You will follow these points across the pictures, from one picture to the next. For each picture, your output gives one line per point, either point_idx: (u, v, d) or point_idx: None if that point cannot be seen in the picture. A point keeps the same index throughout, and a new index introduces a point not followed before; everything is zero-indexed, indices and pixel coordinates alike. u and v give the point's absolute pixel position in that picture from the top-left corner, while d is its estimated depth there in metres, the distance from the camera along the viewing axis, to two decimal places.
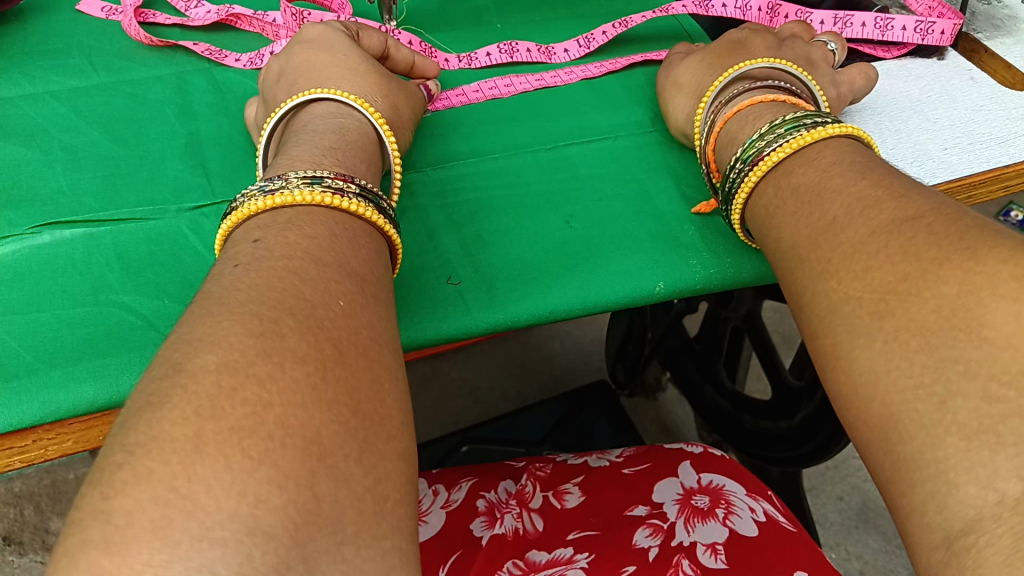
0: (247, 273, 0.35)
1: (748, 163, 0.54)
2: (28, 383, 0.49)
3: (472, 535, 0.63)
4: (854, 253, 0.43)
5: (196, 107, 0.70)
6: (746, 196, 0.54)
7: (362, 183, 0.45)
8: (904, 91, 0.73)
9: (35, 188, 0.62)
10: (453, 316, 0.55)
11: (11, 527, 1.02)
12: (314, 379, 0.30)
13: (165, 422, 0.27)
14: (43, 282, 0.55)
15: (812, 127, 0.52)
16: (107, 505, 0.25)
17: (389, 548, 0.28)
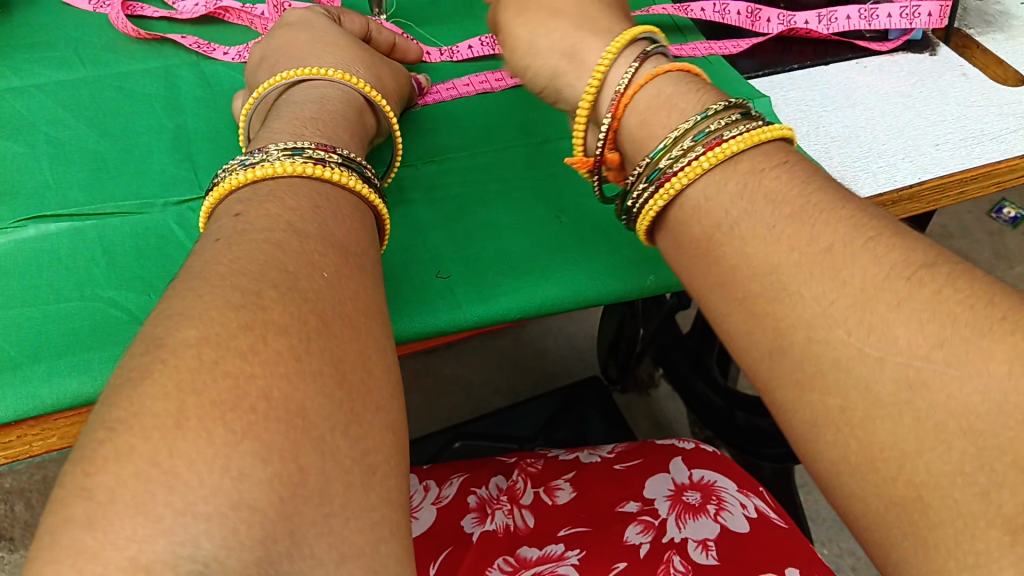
0: (228, 248, 0.35)
1: (701, 142, 0.42)
2: (11, 379, 0.49)
3: (463, 533, 0.63)
4: (816, 262, 0.35)
5: (183, 100, 0.70)
6: (686, 185, 0.42)
7: (344, 153, 0.45)
8: (893, 87, 0.72)
9: (20, 183, 0.61)
10: (442, 311, 0.55)
11: (0, 523, 1.00)
12: (298, 351, 0.30)
13: (146, 397, 0.27)
14: (27, 275, 0.55)
15: (769, 123, 0.42)
16: (88, 482, 0.24)
17: (378, 521, 0.28)
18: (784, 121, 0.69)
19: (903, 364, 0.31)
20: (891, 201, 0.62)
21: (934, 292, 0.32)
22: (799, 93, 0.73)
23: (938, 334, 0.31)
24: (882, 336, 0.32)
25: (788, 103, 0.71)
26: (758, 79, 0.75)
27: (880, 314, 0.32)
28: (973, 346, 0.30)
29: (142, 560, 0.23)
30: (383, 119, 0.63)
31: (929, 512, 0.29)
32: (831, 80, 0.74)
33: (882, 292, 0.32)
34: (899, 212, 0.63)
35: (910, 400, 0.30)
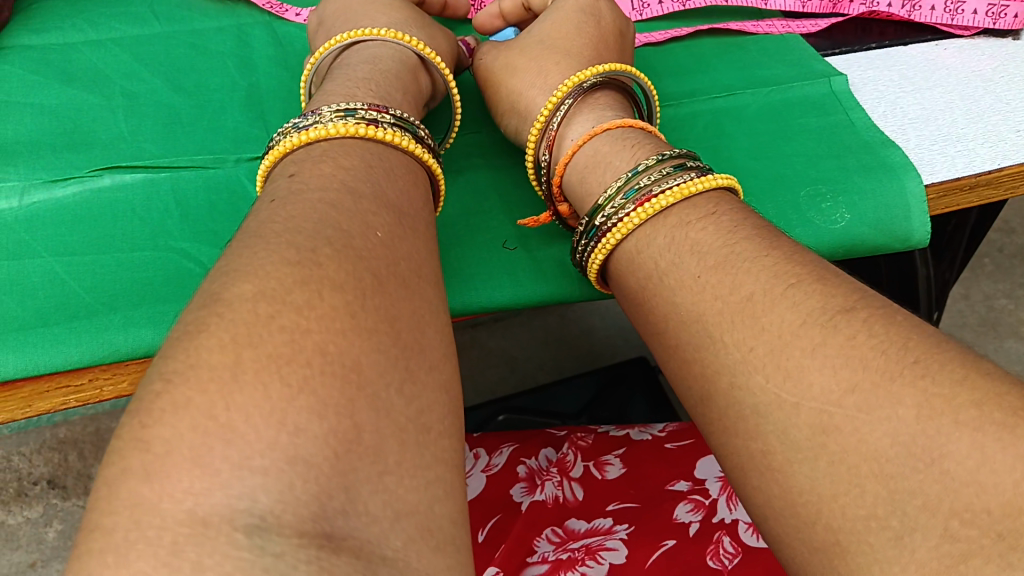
0: (283, 206, 0.35)
1: (632, 199, 0.46)
2: (87, 325, 0.49)
3: (513, 502, 0.63)
4: (733, 312, 0.38)
5: (257, 59, 0.70)
6: (620, 239, 0.46)
7: (397, 112, 0.45)
8: (976, 71, 0.70)
9: (95, 133, 0.61)
10: (507, 285, 0.53)
11: (55, 471, 1.02)
12: (353, 308, 0.29)
13: (203, 350, 0.26)
14: (101, 225, 0.55)
15: (701, 174, 0.45)
16: (145, 434, 0.24)
17: (432, 480, 0.28)
18: (862, 102, 0.67)
19: (817, 409, 0.33)
20: (965, 186, 0.59)
21: (849, 338, 0.34)
22: (876, 72, 0.70)
23: (851, 379, 0.33)
24: (796, 383, 0.34)
25: (866, 83, 0.69)
26: (835, 56, 0.73)
27: (795, 360, 0.34)
28: (883, 391, 0.32)
29: (199, 514, 0.23)
30: (437, 78, 0.62)
31: (847, 556, 0.31)
32: (910, 61, 0.71)
33: (798, 341, 0.35)
34: (974, 199, 0.60)
35: (826, 444, 0.32)
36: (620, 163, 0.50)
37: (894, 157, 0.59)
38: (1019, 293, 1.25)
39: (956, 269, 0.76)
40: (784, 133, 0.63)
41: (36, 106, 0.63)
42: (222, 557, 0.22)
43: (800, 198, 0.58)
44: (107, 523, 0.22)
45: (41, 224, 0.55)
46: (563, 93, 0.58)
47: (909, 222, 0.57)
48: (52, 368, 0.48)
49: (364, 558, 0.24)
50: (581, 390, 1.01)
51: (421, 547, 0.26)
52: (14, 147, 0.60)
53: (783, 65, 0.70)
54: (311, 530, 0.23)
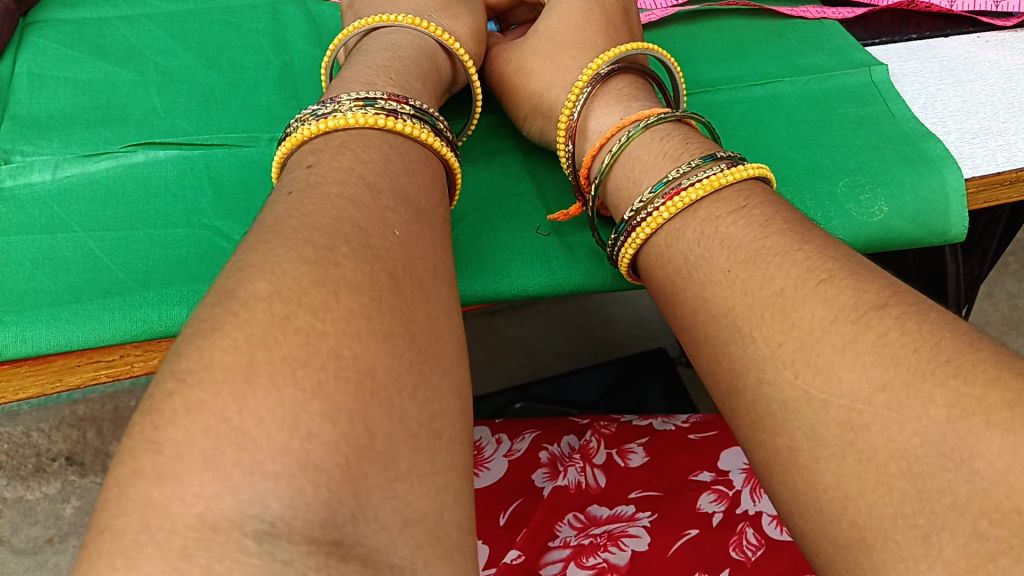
0: (299, 200, 0.35)
1: (661, 192, 0.45)
2: (120, 300, 0.49)
3: (535, 486, 0.64)
4: (766, 306, 0.37)
5: (290, 37, 0.70)
6: (650, 234, 0.46)
7: (416, 103, 0.44)
8: (1017, 64, 0.69)
9: (128, 108, 0.62)
10: (540, 271, 0.53)
11: (73, 448, 1.03)
12: (369, 311, 0.29)
13: (217, 350, 0.26)
14: (134, 201, 0.55)
15: (732, 164, 0.44)
16: (157, 435, 0.24)
17: (442, 486, 0.28)
18: (903, 93, 0.66)
19: (845, 405, 0.32)
20: (1003, 182, 0.59)
21: (881, 334, 0.33)
22: (917, 64, 0.69)
23: (882, 377, 0.32)
24: (827, 378, 0.33)
25: (906, 74, 0.68)
26: (875, 46, 0.72)
27: (825, 356, 0.34)
28: (914, 389, 0.31)
29: (209, 518, 0.23)
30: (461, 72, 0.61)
31: (875, 553, 0.30)
32: (951, 53, 0.70)
33: (830, 334, 0.34)
34: (1012, 194, 0.59)
35: (853, 441, 0.32)
36: (648, 155, 0.50)
37: (934, 150, 0.59)
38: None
39: (987, 266, 0.74)
40: (823, 122, 0.62)
41: (69, 80, 0.63)
42: (231, 563, 0.22)
43: (838, 188, 0.57)
44: (117, 524, 0.22)
45: (73, 199, 0.55)
46: (585, 82, 0.57)
47: (946, 216, 0.56)
48: (85, 343, 0.48)
49: (372, 567, 0.24)
50: (600, 381, 1.01)
51: (429, 554, 0.26)
52: (47, 120, 0.60)
53: (823, 54, 0.69)
54: (320, 537, 0.23)
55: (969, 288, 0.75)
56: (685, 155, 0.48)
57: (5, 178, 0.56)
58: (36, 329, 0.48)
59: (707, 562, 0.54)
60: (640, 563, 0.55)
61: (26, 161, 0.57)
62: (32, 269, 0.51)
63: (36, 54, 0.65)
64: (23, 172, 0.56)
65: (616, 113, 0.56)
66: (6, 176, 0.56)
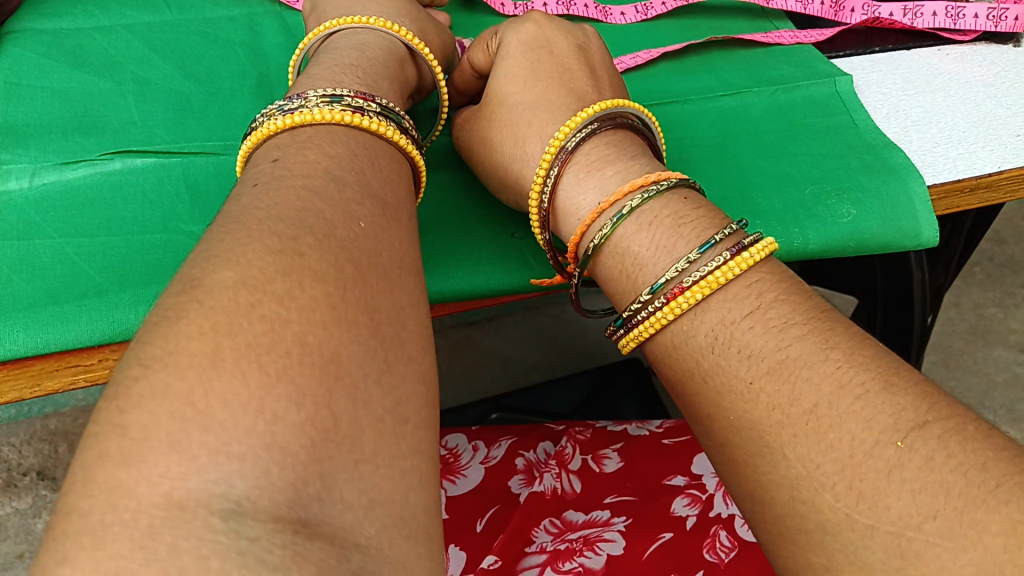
0: (265, 193, 0.35)
1: (661, 292, 0.41)
2: (98, 302, 0.49)
3: (511, 493, 0.65)
4: (798, 423, 0.35)
5: (267, 47, 0.71)
6: (655, 331, 0.42)
7: (383, 102, 0.45)
8: (977, 76, 0.70)
9: (106, 117, 0.62)
10: (517, 271, 0.54)
11: (44, 463, 1.07)
12: (334, 299, 0.30)
13: (181, 336, 0.27)
14: (111, 207, 0.55)
15: (735, 251, 0.41)
16: (122, 419, 0.24)
17: (408, 470, 0.28)
18: (866, 104, 0.67)
19: (893, 532, 0.31)
20: (966, 188, 0.60)
21: (927, 459, 0.32)
22: (880, 76, 0.71)
23: (931, 505, 0.31)
24: (871, 505, 0.32)
25: (870, 86, 0.69)
26: (839, 59, 0.73)
27: (869, 482, 0.32)
28: (967, 518, 0.30)
29: (176, 497, 0.23)
30: (426, 72, 0.62)
31: None
32: (912, 64, 0.72)
33: (873, 460, 0.33)
34: (973, 200, 0.61)
35: (903, 568, 0.30)
36: (640, 246, 0.44)
37: (897, 159, 0.60)
38: (1009, 302, 1.27)
39: (951, 274, 0.76)
40: (788, 131, 0.64)
41: (47, 89, 0.63)
42: (198, 540, 0.22)
43: (805, 195, 0.58)
44: (82, 506, 0.23)
45: (50, 206, 0.55)
46: (549, 161, 0.50)
47: (917, 222, 0.57)
48: (64, 345, 0.48)
49: (338, 545, 0.24)
50: (572, 393, 1.01)
51: (394, 535, 0.26)
52: (25, 129, 0.60)
53: (789, 65, 0.71)
54: (287, 515, 0.24)
55: (935, 296, 0.77)
56: (685, 241, 0.43)
57: None
58: (14, 333, 0.47)
59: (681, 563, 0.55)
60: (616, 566, 0.56)
61: (4, 170, 0.57)
62: (10, 274, 0.51)
63: (12, 63, 0.65)
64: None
65: (597, 186, 0.48)
66: None
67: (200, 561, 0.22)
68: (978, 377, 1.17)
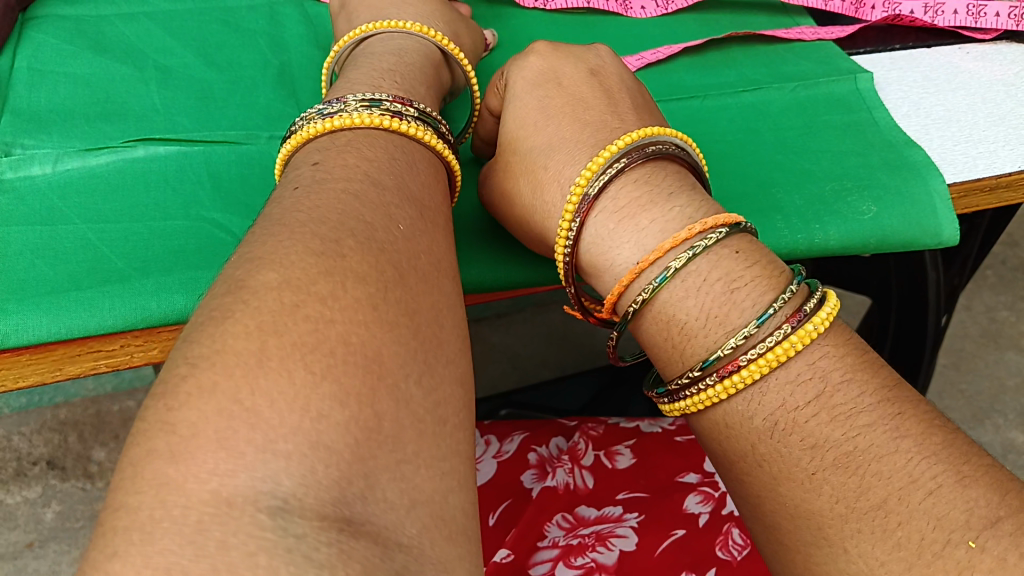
0: (306, 195, 0.35)
1: (716, 368, 0.39)
2: (121, 289, 0.49)
3: (524, 488, 0.65)
4: (863, 517, 0.35)
5: (289, 37, 0.71)
6: (705, 404, 0.40)
7: (421, 106, 0.45)
8: (998, 76, 0.70)
9: (128, 104, 0.62)
10: (547, 265, 0.54)
11: (55, 452, 1.08)
12: (375, 300, 0.30)
13: (228, 336, 0.27)
14: (133, 194, 0.55)
15: (796, 324, 0.39)
16: (170, 417, 0.25)
17: (447, 470, 0.28)
18: (887, 101, 0.67)
19: None
20: (987, 186, 0.60)
21: (1000, 560, 0.32)
22: (901, 73, 0.71)
23: None
24: None
25: (890, 82, 0.69)
26: (860, 55, 0.73)
27: None
28: None
29: (224, 494, 0.23)
30: (458, 74, 0.62)
31: None
32: (933, 63, 0.72)
33: (943, 559, 0.33)
34: (995, 200, 0.61)
35: None
36: (687, 312, 0.41)
37: (917, 157, 0.60)
38: (1020, 306, 1.27)
39: (966, 275, 0.76)
40: (811, 129, 0.64)
41: (70, 75, 0.64)
42: (247, 537, 0.22)
43: (826, 191, 0.58)
44: (132, 501, 0.23)
45: (73, 192, 0.55)
46: (574, 205, 0.46)
47: (938, 219, 0.57)
48: (87, 331, 0.48)
49: (381, 544, 0.24)
50: (581, 390, 1.02)
51: (435, 534, 0.26)
52: (47, 115, 0.60)
53: (811, 62, 0.71)
54: (331, 514, 0.24)
55: (949, 296, 0.77)
56: (740, 308, 0.40)
57: (4, 170, 0.55)
58: (37, 319, 0.47)
59: (694, 560, 0.56)
60: (628, 562, 0.56)
61: (26, 155, 0.57)
62: (31, 258, 0.51)
63: (36, 50, 0.65)
64: (22, 164, 0.56)
65: (632, 236, 0.44)
66: (6, 168, 0.56)
67: (249, 558, 0.22)
68: (989, 381, 1.17)
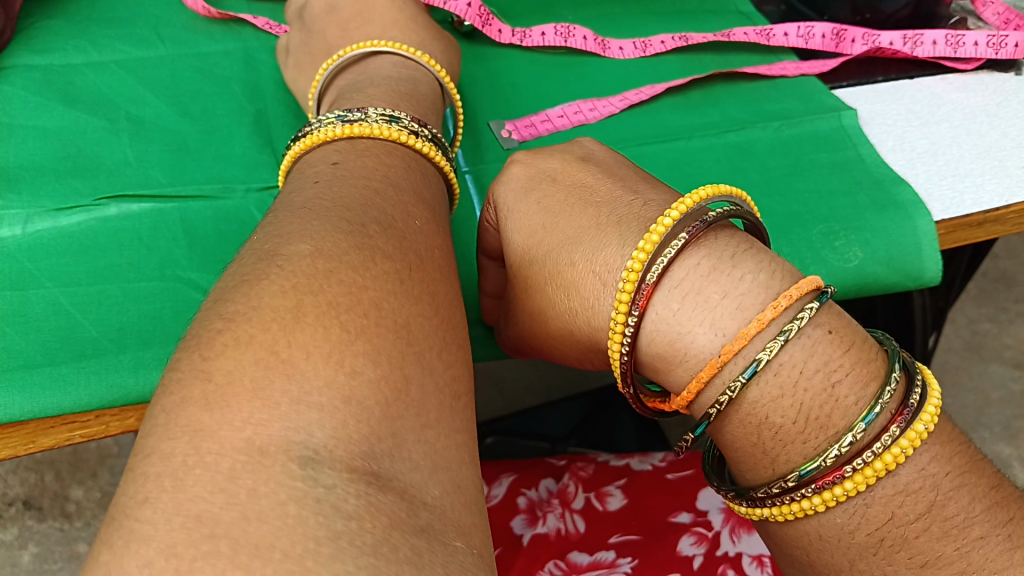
0: (328, 188, 0.36)
1: (817, 478, 0.34)
2: (97, 365, 0.48)
3: (514, 535, 0.64)
4: None
5: (264, 83, 0.70)
6: (801, 511, 0.36)
7: (433, 129, 0.46)
8: (979, 105, 0.73)
9: (99, 158, 0.61)
10: None
11: (30, 492, 1.06)
12: (402, 277, 0.31)
13: (263, 294, 0.28)
14: (107, 255, 0.54)
15: (902, 425, 0.34)
16: (207, 365, 0.26)
17: (461, 443, 0.29)
18: (871, 136, 0.69)
19: None
20: (975, 222, 0.62)
21: None
22: (884, 107, 0.73)
23: None
24: None
25: (875, 117, 0.71)
26: (844, 89, 0.76)
27: None
28: None
29: (257, 442, 0.24)
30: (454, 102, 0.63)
31: None
32: (915, 95, 0.74)
33: None
34: (982, 233, 0.63)
35: None
36: (783, 414, 0.35)
37: (903, 195, 0.62)
38: (1002, 318, 1.29)
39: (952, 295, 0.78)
40: (794, 169, 0.65)
41: (37, 129, 0.62)
42: (277, 486, 0.23)
43: (813, 236, 0.59)
44: (165, 447, 0.24)
45: (43, 253, 0.54)
46: (628, 292, 0.38)
47: (921, 260, 0.59)
48: (60, 410, 0.47)
49: (408, 500, 0.25)
50: (569, 416, 1.01)
51: (456, 500, 0.27)
52: (16, 172, 0.59)
53: (794, 99, 0.73)
54: (360, 468, 0.24)
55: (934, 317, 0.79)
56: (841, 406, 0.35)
57: None
58: (11, 398, 0.47)
59: None
60: None
61: None
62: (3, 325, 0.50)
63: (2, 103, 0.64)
64: None
65: (704, 317, 0.36)
66: None
67: (279, 507, 0.22)
68: (973, 394, 1.19)
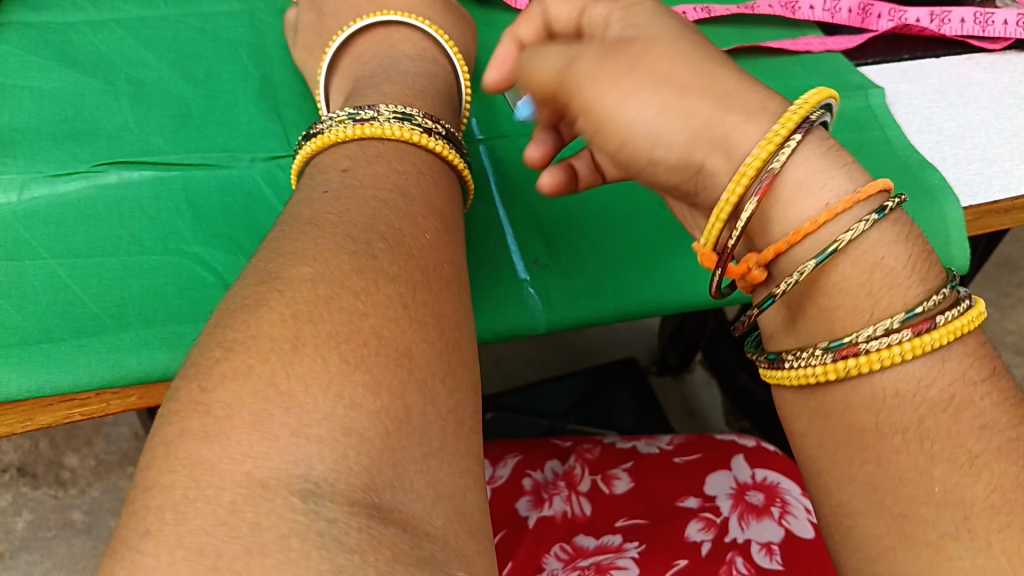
0: (335, 199, 0.36)
1: (913, 324, 0.36)
2: (98, 343, 0.48)
3: (520, 517, 0.63)
4: None
5: (272, 50, 0.69)
6: (884, 364, 0.36)
7: (447, 126, 0.45)
8: (1007, 86, 0.72)
9: (99, 121, 0.60)
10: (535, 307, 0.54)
11: (26, 458, 1.06)
12: (405, 299, 0.31)
13: (264, 322, 0.28)
14: (108, 226, 0.54)
15: (969, 302, 0.38)
16: (204, 398, 0.26)
17: (465, 467, 0.29)
18: (898, 117, 0.69)
19: None
20: (1003, 209, 0.62)
21: None
22: (910, 87, 0.72)
23: None
24: None
25: (901, 97, 0.71)
26: (869, 66, 0.75)
27: None
28: None
29: (257, 476, 0.24)
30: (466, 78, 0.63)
31: None
32: (942, 74, 0.73)
33: None
34: (1008, 221, 0.63)
35: None
36: (889, 260, 0.38)
37: (932, 180, 0.61)
38: (1003, 303, 1.29)
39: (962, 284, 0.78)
40: None
41: (34, 90, 0.61)
42: (279, 519, 0.23)
43: None
44: (165, 480, 0.24)
45: (42, 222, 0.53)
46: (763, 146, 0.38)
47: (948, 247, 0.59)
48: (60, 389, 0.47)
49: (408, 532, 0.25)
50: (566, 394, 1.01)
51: (458, 527, 0.27)
52: (13, 134, 0.58)
53: (819, 77, 0.72)
54: (361, 500, 0.25)
55: None
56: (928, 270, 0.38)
57: None
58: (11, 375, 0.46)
59: None
60: None
61: None
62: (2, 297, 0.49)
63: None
64: None
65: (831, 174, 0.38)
66: None
67: (281, 540, 0.23)
68: None
